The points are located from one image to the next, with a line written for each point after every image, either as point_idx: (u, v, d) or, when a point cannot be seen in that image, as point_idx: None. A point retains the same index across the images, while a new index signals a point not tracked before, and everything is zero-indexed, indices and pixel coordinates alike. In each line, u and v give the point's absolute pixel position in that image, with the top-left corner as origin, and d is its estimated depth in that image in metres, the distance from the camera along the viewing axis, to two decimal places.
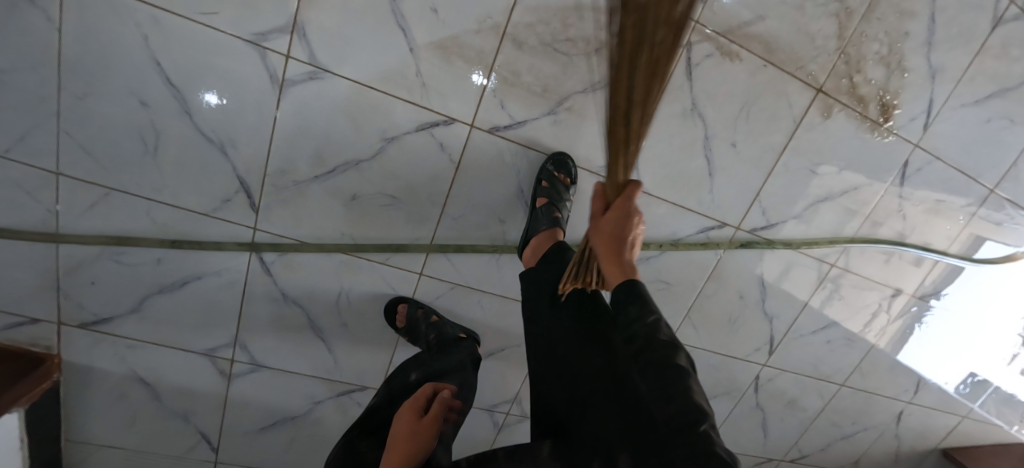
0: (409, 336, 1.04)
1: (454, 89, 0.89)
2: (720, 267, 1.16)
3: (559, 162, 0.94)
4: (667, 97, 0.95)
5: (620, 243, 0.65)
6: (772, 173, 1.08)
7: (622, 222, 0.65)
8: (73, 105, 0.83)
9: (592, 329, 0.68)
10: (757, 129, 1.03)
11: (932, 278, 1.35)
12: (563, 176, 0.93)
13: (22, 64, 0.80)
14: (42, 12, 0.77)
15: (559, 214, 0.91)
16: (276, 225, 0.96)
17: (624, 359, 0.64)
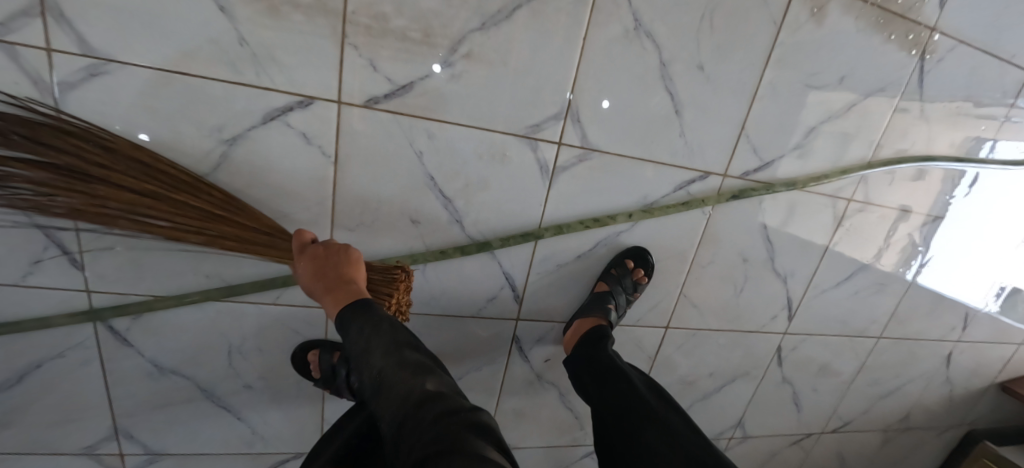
0: (331, 390, 0.81)
1: (302, 54, 0.63)
2: (711, 228, 0.90)
3: (637, 256, 0.87)
4: (600, 16, 0.69)
5: (320, 281, 0.62)
6: (756, 97, 0.83)
7: (315, 265, 0.62)
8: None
9: (375, 341, 0.56)
10: (730, 41, 0.77)
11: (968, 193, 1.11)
12: (611, 270, 0.86)
13: None
14: None
15: (613, 304, 0.85)
16: (117, 282, 0.72)
17: (399, 370, 0.54)
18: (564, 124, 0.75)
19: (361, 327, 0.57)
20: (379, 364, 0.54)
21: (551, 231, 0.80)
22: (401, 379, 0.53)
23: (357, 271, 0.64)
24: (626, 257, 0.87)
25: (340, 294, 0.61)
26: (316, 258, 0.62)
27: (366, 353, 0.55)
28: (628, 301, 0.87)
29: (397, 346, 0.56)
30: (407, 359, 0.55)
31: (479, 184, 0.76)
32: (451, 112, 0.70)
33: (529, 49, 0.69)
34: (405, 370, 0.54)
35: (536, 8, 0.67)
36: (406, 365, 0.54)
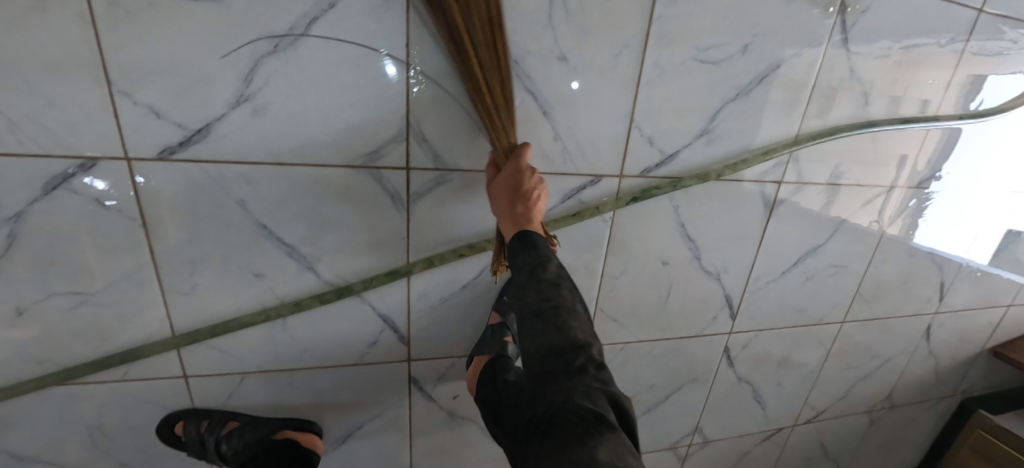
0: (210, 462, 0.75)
1: (66, 108, 0.54)
2: (616, 235, 0.81)
3: None
4: (421, 17, 0.59)
5: (507, 195, 0.61)
6: (640, 83, 0.71)
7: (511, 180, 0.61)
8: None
9: (536, 281, 0.55)
10: (595, 23, 0.66)
11: (924, 154, 0.98)
12: (504, 297, 0.78)
13: None
14: None
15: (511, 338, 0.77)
16: None
17: (551, 320, 0.54)
18: (408, 146, 0.65)
19: (524, 264, 0.56)
20: (531, 306, 0.55)
21: (420, 265, 0.71)
22: (548, 329, 0.53)
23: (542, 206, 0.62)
24: None
25: (514, 220, 0.60)
26: (515, 176, 0.61)
27: (522, 293, 0.55)
28: None
29: (549, 292, 0.55)
30: (558, 308, 0.54)
31: (323, 225, 0.66)
32: (267, 150, 0.61)
33: (344, 67, 0.59)
34: (551, 319, 0.54)
35: (339, 19, 0.57)
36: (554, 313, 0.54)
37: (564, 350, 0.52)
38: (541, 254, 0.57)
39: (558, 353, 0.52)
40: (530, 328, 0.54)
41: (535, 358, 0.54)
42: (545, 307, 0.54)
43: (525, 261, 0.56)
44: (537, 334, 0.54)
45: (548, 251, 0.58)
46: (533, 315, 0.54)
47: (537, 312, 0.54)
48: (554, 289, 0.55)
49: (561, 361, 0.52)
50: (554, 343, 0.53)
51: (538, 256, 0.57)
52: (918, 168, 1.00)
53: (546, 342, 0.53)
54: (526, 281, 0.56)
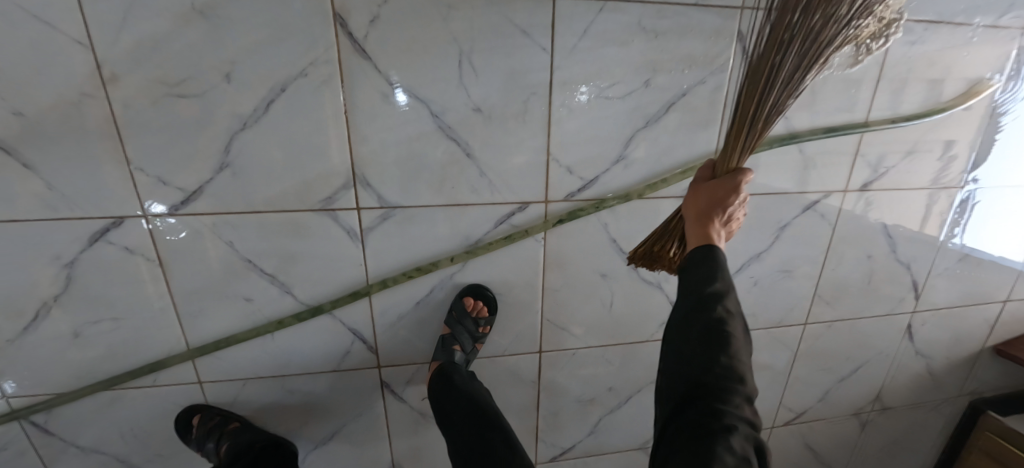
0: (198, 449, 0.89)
1: (99, 183, 0.74)
2: (549, 252, 0.92)
3: (475, 292, 0.91)
4: (353, 90, 0.74)
5: (709, 201, 0.68)
6: (551, 123, 0.83)
7: (718, 184, 0.69)
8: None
9: (713, 306, 0.61)
10: (501, 77, 0.78)
11: (864, 160, 1.01)
12: (452, 311, 0.91)
13: None
14: None
15: (460, 346, 0.91)
16: (23, 388, 0.86)
17: (718, 342, 0.59)
18: (356, 190, 0.80)
19: (701, 286, 0.63)
20: (696, 324, 0.60)
21: (377, 286, 0.87)
22: (714, 349, 0.58)
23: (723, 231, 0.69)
24: (465, 294, 0.91)
25: (707, 233, 0.68)
26: (722, 188, 0.68)
27: (689, 308, 0.62)
28: (474, 337, 0.92)
29: (720, 317, 0.60)
30: (732, 337, 0.59)
31: (294, 257, 0.83)
32: (245, 203, 0.78)
33: (296, 134, 0.76)
34: (718, 342, 0.59)
35: (289, 99, 0.73)
36: (723, 339, 0.59)
37: (726, 373, 0.57)
38: (716, 274, 0.63)
39: (718, 372, 0.57)
40: (692, 339, 0.60)
41: (688, 365, 0.59)
42: (712, 327, 0.60)
43: (700, 279, 0.63)
44: (701, 343, 0.59)
45: (723, 274, 0.64)
46: (705, 332, 0.59)
47: (704, 330, 0.60)
48: (720, 317, 0.60)
49: (722, 381, 0.57)
50: (714, 359, 0.58)
51: (712, 276, 0.63)
52: (860, 172, 1.02)
53: (705, 353, 0.59)
54: (696, 301, 0.62)
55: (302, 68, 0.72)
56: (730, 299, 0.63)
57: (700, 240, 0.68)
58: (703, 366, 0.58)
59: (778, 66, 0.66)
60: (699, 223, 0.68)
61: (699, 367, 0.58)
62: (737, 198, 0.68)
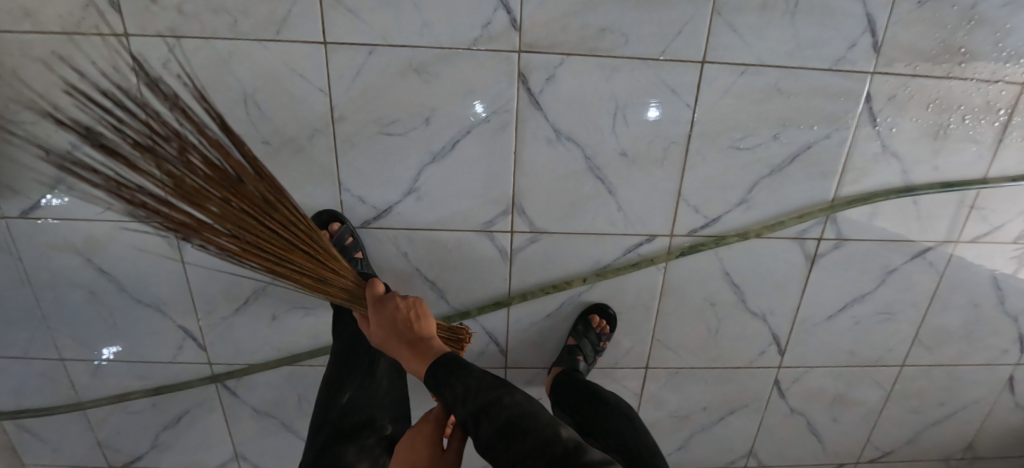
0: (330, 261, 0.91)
1: (314, 199, 0.92)
2: (668, 280, 1.03)
3: (599, 310, 1.03)
4: (524, 134, 0.89)
5: (388, 336, 0.65)
6: (685, 168, 0.94)
7: (381, 313, 0.66)
8: (49, 300, 1.01)
9: (491, 403, 0.56)
10: (647, 127, 0.90)
11: (980, 214, 1.05)
12: (577, 325, 1.03)
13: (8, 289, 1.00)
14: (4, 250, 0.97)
15: (582, 357, 1.02)
16: (226, 357, 1.06)
17: (526, 414, 0.55)
18: (512, 217, 0.94)
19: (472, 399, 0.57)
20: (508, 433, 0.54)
21: (518, 299, 1.00)
22: (533, 422, 0.54)
23: (431, 325, 0.67)
24: (590, 312, 1.03)
25: (416, 347, 0.64)
26: (389, 313, 0.65)
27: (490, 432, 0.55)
28: (595, 350, 1.03)
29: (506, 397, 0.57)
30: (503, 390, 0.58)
31: (453, 268, 0.98)
32: (423, 222, 0.94)
33: (472, 169, 0.90)
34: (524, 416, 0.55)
35: (471, 139, 0.88)
36: (525, 406, 0.56)
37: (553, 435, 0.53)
38: (450, 368, 0.60)
39: (552, 435, 0.53)
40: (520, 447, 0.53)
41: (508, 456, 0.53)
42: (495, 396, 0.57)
43: (451, 382, 0.59)
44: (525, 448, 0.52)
45: (452, 356, 0.62)
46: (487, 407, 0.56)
47: (515, 431, 0.54)
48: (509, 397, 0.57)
49: (557, 436, 0.53)
50: (542, 428, 0.54)
51: (451, 369, 0.60)
52: (976, 225, 1.06)
53: (540, 445, 0.52)
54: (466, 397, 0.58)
55: (486, 115, 0.87)
56: (488, 378, 0.59)
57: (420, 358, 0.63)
58: (543, 455, 0.52)
59: (286, 269, 0.65)
60: (406, 353, 0.64)
61: (541, 460, 0.52)
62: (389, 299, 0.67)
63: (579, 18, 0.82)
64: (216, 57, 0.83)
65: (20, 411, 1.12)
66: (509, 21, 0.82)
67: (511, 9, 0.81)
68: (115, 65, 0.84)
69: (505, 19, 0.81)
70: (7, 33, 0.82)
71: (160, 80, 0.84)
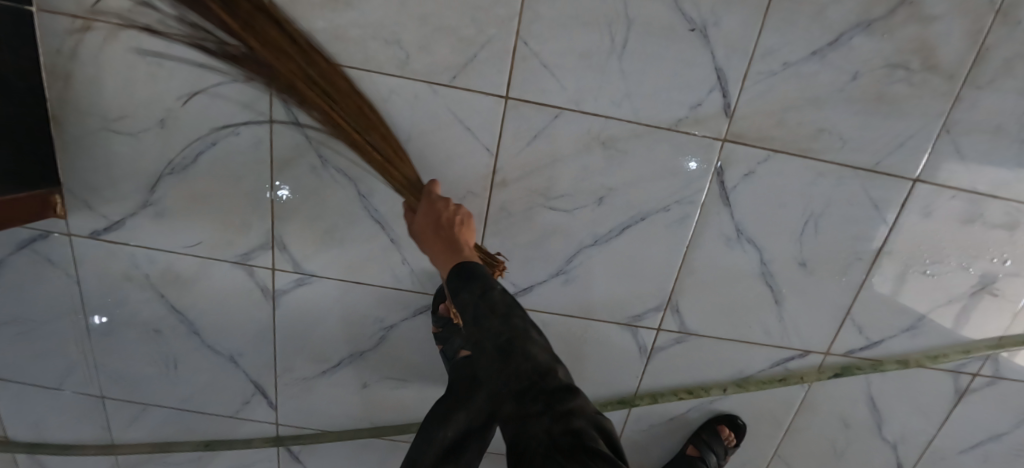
0: (442, 334, 0.78)
1: None
2: (808, 398, 0.93)
3: (728, 421, 0.92)
4: (702, 228, 0.78)
5: (433, 233, 0.62)
6: (863, 287, 0.84)
7: (428, 214, 0.63)
8: (102, 331, 0.86)
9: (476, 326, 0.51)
10: (835, 237, 0.80)
11: None
12: (702, 433, 0.92)
13: (59, 313, 0.86)
14: (62, 270, 0.82)
15: None
16: (297, 419, 0.92)
17: (513, 346, 0.49)
18: (664, 313, 0.83)
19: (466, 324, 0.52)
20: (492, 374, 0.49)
21: (646, 401, 0.89)
22: (515, 362, 0.48)
23: (469, 234, 0.63)
24: (717, 421, 0.92)
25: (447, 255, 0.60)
26: (438, 209, 0.63)
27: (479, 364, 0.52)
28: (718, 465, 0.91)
29: (500, 326, 0.50)
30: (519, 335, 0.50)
31: (583, 359, 0.87)
32: (564, 306, 0.82)
33: (633, 257, 0.79)
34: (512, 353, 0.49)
35: (642, 226, 0.77)
36: (515, 339, 0.50)
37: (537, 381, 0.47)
38: (474, 281, 0.54)
39: (533, 380, 0.47)
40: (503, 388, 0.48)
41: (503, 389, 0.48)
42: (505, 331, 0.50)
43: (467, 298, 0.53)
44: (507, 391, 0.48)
45: (488, 276, 0.55)
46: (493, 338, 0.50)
47: (491, 365, 0.49)
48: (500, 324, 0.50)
49: (538, 382, 0.47)
50: (529, 372, 0.48)
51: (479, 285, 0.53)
52: None
53: (525, 388, 0.47)
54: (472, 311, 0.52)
55: (666, 203, 0.76)
56: (489, 299, 0.52)
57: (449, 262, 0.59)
58: (520, 399, 0.47)
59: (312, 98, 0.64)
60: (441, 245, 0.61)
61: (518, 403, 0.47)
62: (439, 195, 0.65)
63: (797, 113, 0.71)
64: (372, 93, 0.69)
65: (38, 444, 0.98)
66: (722, 106, 0.71)
67: (727, 93, 0.70)
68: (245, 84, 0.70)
69: (716, 102, 0.70)
70: (128, 28, 0.67)
71: (297, 109, 0.70)
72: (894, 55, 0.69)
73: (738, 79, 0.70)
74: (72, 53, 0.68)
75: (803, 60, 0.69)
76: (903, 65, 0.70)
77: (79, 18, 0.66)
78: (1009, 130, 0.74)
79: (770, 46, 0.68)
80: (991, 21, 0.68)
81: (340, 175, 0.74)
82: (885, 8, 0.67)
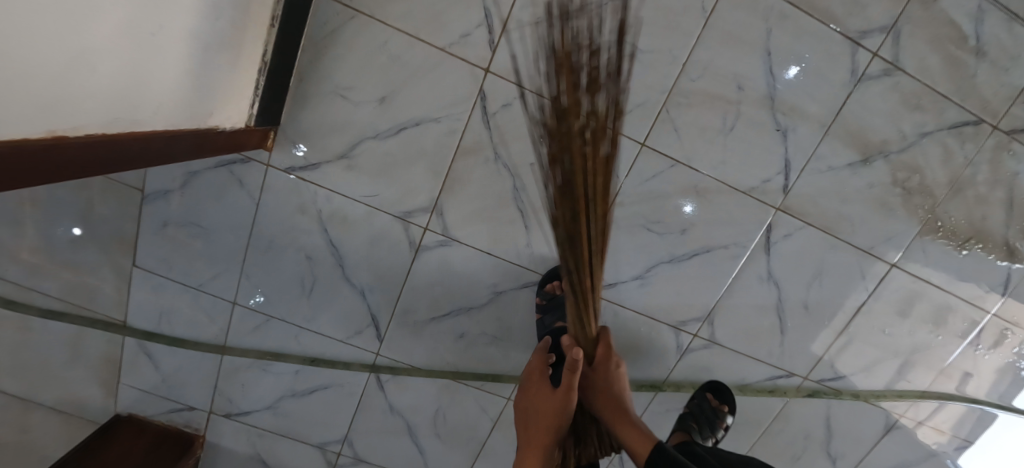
0: (543, 308, 1.02)
1: (558, 254, 1.04)
2: (785, 410, 1.21)
3: (715, 388, 1.10)
4: (747, 267, 1.06)
5: (619, 411, 0.84)
6: (841, 333, 1.14)
7: (608, 380, 0.86)
8: (261, 248, 1.04)
9: None
10: (832, 292, 1.10)
11: (1014, 435, 1.30)
12: (709, 398, 1.08)
13: (227, 226, 1.03)
14: (246, 192, 1.00)
15: (702, 431, 1.05)
16: (396, 352, 1.12)
17: None
18: (702, 324, 1.10)
19: None
20: None
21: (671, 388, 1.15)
22: None
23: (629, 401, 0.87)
24: (707, 391, 1.10)
25: (637, 437, 0.81)
26: (614, 382, 0.86)
27: None
28: (714, 430, 1.06)
29: None
30: None
31: (634, 347, 1.12)
32: (633, 304, 1.08)
33: (694, 277, 1.06)
34: None
35: (706, 256, 1.04)
36: None
37: None
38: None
39: None
40: None
41: None
42: None
43: None
44: None
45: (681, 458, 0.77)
46: None
47: None
48: None
49: None
50: None
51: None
52: (1006, 443, 1.30)
53: None
54: None
55: (727, 243, 1.04)
56: None
57: (644, 446, 0.79)
58: None
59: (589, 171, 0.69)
60: (627, 426, 0.83)
61: None
62: (616, 370, 0.86)
63: (829, 201, 1.02)
64: None
65: (154, 334, 1.12)
66: (782, 186, 1.00)
67: (789, 177, 0.99)
68: (459, 88, 0.92)
69: (781, 181, 1.00)
70: (384, 25, 0.89)
71: (490, 115, 0.94)
72: (899, 177, 1.01)
73: (798, 169, 0.99)
74: (331, 32, 0.89)
75: (842, 166, 1.00)
76: (900, 185, 1.02)
77: (348, 8, 0.88)
78: (959, 245, 1.08)
79: (824, 153, 0.99)
80: (962, 170, 1.02)
81: (505, 170, 0.97)
82: (901, 145, 0.99)
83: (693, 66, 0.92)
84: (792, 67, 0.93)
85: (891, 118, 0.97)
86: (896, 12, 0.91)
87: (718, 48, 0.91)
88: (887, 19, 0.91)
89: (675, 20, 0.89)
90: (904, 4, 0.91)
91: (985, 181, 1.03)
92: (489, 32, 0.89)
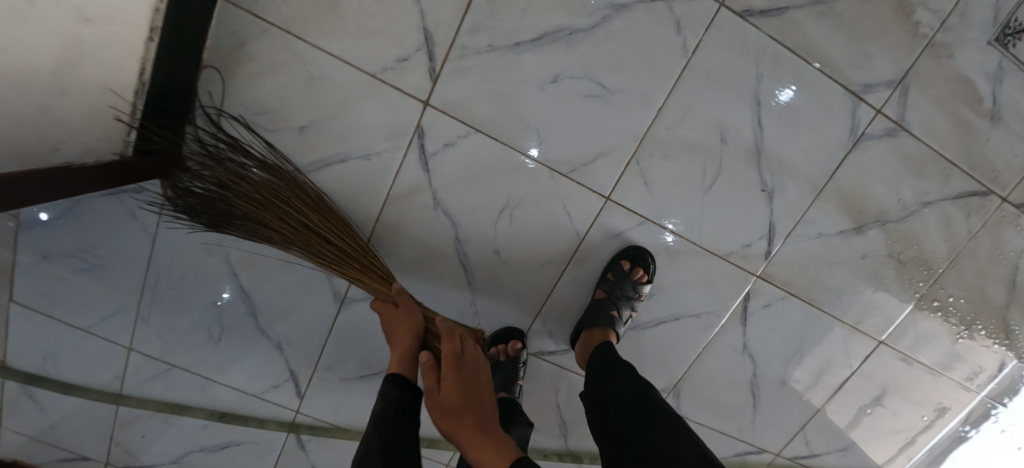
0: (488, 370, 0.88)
1: (506, 314, 0.90)
2: None
3: (635, 255, 0.84)
4: (719, 338, 0.93)
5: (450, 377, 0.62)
6: (821, 409, 1.02)
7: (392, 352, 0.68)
8: (164, 290, 0.89)
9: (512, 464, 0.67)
10: (812, 367, 0.98)
11: None
12: (609, 274, 0.85)
13: (120, 262, 0.88)
14: (141, 225, 0.85)
15: (617, 313, 0.85)
16: (319, 410, 0.98)
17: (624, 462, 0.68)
18: (667, 395, 0.98)
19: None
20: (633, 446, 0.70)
21: None
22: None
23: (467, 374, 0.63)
24: (623, 258, 0.85)
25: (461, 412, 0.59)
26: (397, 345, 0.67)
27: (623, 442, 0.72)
28: (632, 304, 0.86)
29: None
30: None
31: None
32: None
33: (659, 346, 0.94)
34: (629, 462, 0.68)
35: (674, 325, 0.92)
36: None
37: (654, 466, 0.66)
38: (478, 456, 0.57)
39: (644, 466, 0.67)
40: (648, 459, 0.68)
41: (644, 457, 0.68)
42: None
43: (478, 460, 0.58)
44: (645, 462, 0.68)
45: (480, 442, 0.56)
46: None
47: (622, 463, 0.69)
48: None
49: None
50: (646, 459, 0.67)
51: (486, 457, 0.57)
52: None
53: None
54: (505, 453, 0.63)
55: (699, 311, 0.91)
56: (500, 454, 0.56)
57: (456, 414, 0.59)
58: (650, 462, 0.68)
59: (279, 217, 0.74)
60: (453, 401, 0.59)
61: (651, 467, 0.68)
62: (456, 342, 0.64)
63: (814, 270, 0.90)
64: (499, 161, 0.80)
65: (33, 376, 0.94)
66: (765, 251, 0.87)
67: (772, 243, 0.87)
68: (393, 124, 0.78)
69: (763, 247, 0.87)
70: (304, 44, 0.74)
71: (430, 155, 0.79)
72: (895, 249, 0.90)
73: (784, 235, 0.87)
74: (242, 47, 0.73)
75: (833, 232, 0.87)
76: (894, 256, 0.90)
77: (261, 19, 0.72)
78: (953, 323, 0.96)
79: (813, 218, 0.86)
80: (964, 245, 0.90)
81: (445, 219, 0.83)
82: (899, 214, 0.87)
83: (670, 113, 0.78)
84: (781, 91, 0.78)
85: (891, 183, 0.85)
86: (906, 66, 0.79)
87: (699, 94, 0.78)
88: (896, 73, 0.79)
89: (651, 58, 0.76)
90: (916, 56, 0.78)
91: (988, 257, 0.91)
92: (431, 59, 0.75)
